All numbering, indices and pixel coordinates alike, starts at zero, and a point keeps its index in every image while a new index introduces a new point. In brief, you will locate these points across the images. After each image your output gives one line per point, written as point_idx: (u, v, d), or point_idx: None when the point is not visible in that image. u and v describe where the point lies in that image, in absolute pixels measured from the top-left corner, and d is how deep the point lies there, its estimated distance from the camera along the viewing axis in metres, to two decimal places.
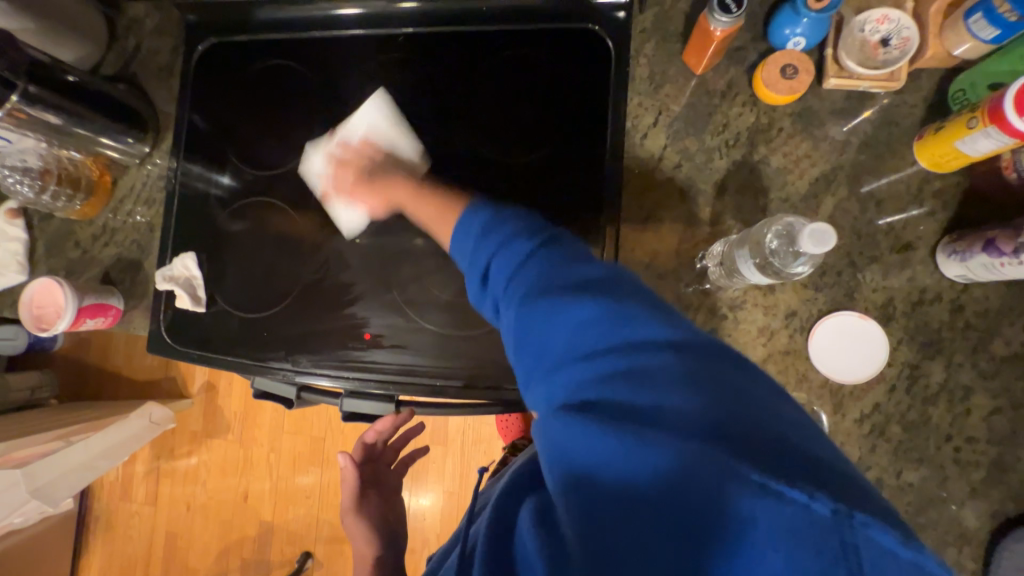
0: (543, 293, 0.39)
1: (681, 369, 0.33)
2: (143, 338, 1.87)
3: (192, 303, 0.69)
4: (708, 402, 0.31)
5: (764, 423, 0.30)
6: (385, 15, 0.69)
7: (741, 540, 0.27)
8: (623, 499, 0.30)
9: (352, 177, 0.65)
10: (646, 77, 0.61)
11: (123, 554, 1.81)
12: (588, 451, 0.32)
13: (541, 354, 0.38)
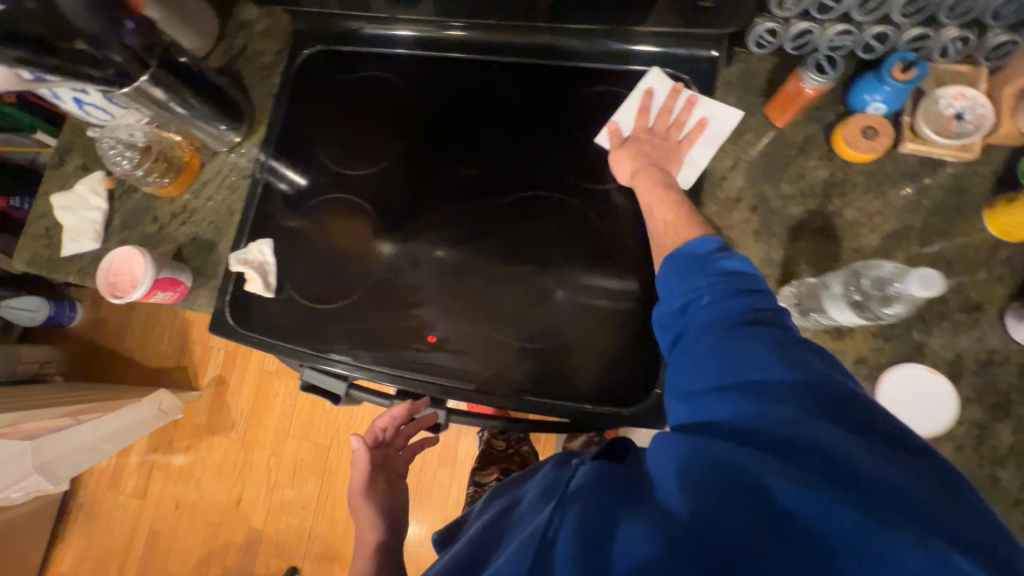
0: (718, 319, 0.48)
1: (826, 414, 0.40)
2: (160, 325, 1.86)
3: (263, 288, 0.70)
4: (858, 451, 0.38)
5: (898, 474, 0.37)
6: (483, 42, 0.73)
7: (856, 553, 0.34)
8: (757, 502, 0.37)
9: (635, 135, 0.66)
10: (727, 124, 0.65)
11: (100, 547, 1.73)
12: (733, 460, 0.39)
13: (700, 368, 0.46)
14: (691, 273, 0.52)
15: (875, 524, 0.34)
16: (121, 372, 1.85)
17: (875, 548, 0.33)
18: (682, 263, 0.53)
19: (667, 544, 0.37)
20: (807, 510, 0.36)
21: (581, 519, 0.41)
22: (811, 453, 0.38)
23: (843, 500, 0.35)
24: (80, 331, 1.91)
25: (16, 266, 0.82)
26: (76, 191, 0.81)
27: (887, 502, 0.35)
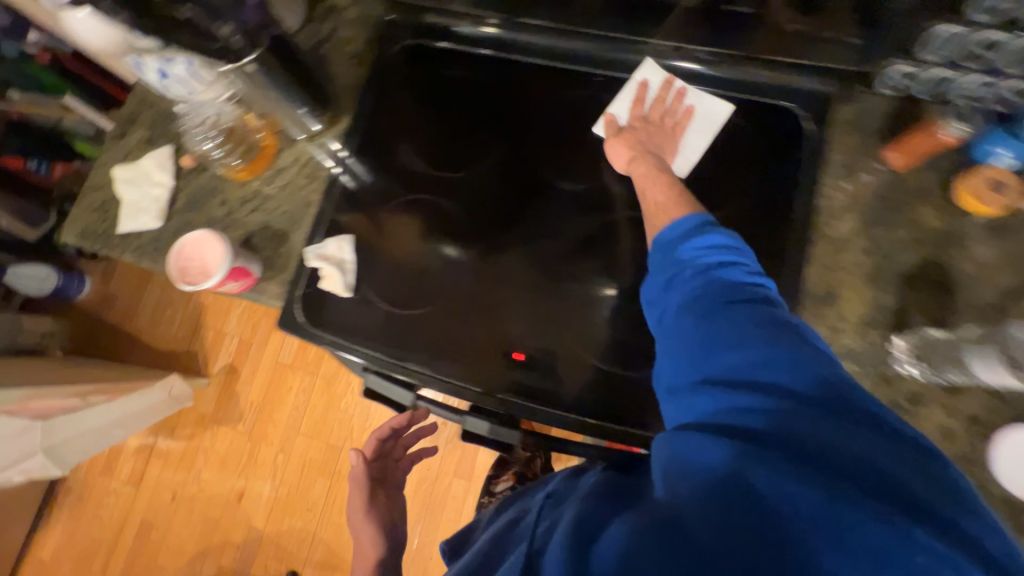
0: (702, 306, 0.50)
1: (805, 397, 0.42)
2: (170, 305, 1.78)
3: (342, 287, 0.67)
4: (829, 435, 0.39)
5: (877, 456, 0.38)
6: (589, 56, 0.72)
7: (826, 532, 0.35)
8: (731, 490, 0.39)
9: (632, 125, 0.70)
10: (841, 163, 0.64)
11: (87, 534, 1.65)
12: (712, 452, 0.42)
13: (685, 351, 0.49)
14: (678, 254, 0.54)
15: (847, 505, 0.35)
16: (126, 352, 1.77)
17: (841, 523, 0.35)
18: (670, 246, 0.56)
19: (653, 540, 0.40)
20: (782, 492, 0.37)
21: (577, 516, 0.47)
22: (786, 438, 0.40)
23: (815, 483, 0.37)
24: (86, 305, 1.83)
25: (67, 239, 0.77)
26: (140, 165, 0.77)
27: (853, 480, 0.37)
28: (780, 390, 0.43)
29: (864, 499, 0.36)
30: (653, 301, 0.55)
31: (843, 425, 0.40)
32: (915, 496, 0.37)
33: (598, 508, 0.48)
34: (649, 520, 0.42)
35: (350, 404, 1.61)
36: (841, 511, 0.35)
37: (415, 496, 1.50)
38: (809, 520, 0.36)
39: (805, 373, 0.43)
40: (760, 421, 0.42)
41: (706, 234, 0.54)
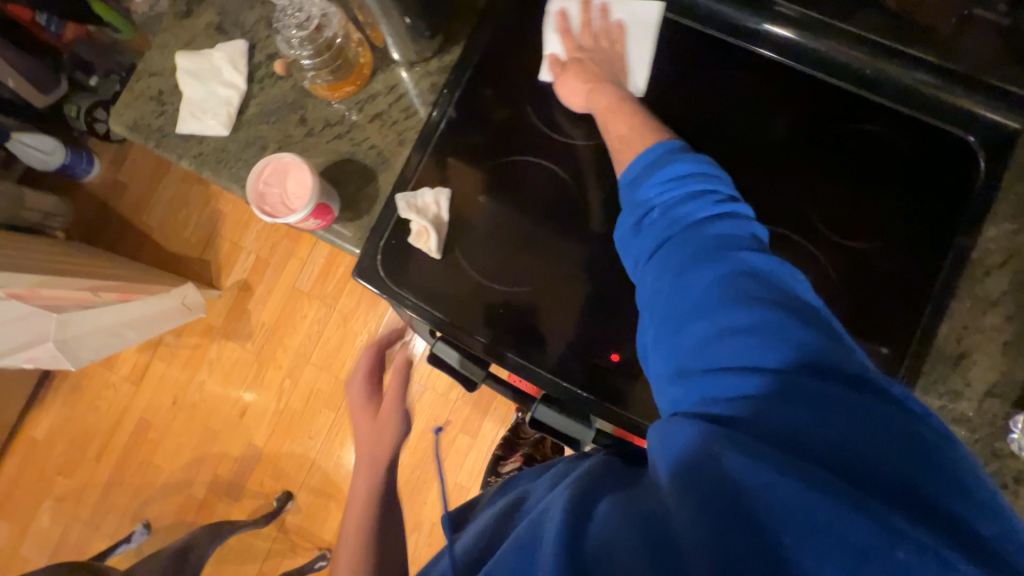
0: (672, 263, 0.44)
1: (768, 361, 0.38)
2: (184, 206, 1.66)
3: (434, 247, 0.61)
4: (800, 417, 0.35)
5: (850, 430, 0.34)
6: (752, 31, 0.64)
7: (795, 524, 0.30)
8: (692, 479, 0.35)
9: (574, 57, 0.64)
10: (1005, 216, 0.59)
11: (83, 423, 1.64)
12: (678, 439, 0.37)
13: (659, 316, 0.44)
14: (651, 195, 0.49)
15: (815, 493, 0.31)
16: (134, 247, 1.68)
17: (814, 512, 0.30)
18: (643, 184, 0.50)
19: (634, 541, 0.35)
20: (742, 478, 0.33)
21: (570, 497, 0.40)
22: (745, 411, 0.36)
23: (775, 464, 0.33)
24: (93, 188, 1.70)
25: (114, 127, 0.67)
26: (210, 56, 0.66)
27: (828, 465, 0.33)
28: (753, 360, 0.38)
29: (840, 488, 0.31)
30: (631, 256, 0.50)
31: (806, 394, 0.35)
32: (895, 477, 0.32)
33: (592, 492, 0.41)
34: (632, 514, 0.37)
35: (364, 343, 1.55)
36: (800, 498, 0.31)
37: (420, 445, 1.51)
38: (773, 513, 0.31)
39: (772, 331, 0.38)
40: (717, 393, 0.39)
41: (681, 169, 0.48)
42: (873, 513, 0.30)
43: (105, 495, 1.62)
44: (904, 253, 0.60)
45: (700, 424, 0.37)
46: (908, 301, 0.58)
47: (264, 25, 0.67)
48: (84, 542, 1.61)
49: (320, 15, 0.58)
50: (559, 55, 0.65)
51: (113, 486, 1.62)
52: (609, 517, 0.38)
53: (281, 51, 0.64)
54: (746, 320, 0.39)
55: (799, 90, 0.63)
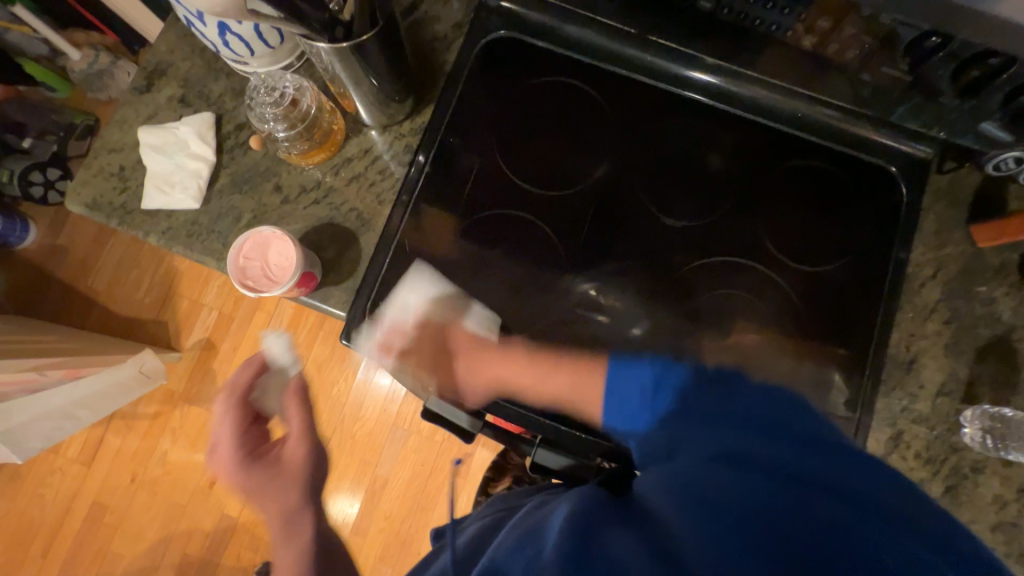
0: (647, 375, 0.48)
1: (742, 410, 0.44)
2: (136, 265, 1.57)
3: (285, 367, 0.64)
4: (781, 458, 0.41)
5: (812, 454, 0.41)
6: (697, 83, 0.70)
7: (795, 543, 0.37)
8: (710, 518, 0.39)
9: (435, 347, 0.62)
10: (931, 232, 0.66)
11: (26, 513, 1.48)
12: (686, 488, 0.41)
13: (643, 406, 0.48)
14: (627, 403, 0.49)
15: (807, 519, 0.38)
16: (79, 315, 1.56)
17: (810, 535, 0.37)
18: (616, 392, 0.50)
19: (654, 555, 0.37)
20: (747, 511, 0.38)
21: (580, 520, 0.41)
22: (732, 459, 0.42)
23: (762, 488, 0.40)
24: (29, 256, 1.58)
25: (71, 207, 0.65)
26: (174, 130, 0.65)
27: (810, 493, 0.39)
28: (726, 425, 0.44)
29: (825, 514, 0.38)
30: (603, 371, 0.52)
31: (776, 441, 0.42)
32: (858, 490, 0.40)
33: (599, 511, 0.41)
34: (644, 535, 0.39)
35: (341, 392, 1.50)
36: (789, 518, 0.38)
37: (406, 493, 1.45)
38: (781, 535, 0.37)
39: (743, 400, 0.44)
40: (700, 436, 0.44)
41: (638, 383, 0.48)
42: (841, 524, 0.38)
43: None
44: (850, 271, 0.67)
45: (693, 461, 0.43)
46: (859, 314, 0.65)
47: (230, 95, 0.68)
48: None
49: (295, 90, 0.62)
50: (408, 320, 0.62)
51: None
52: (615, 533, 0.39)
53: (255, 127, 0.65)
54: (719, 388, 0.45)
55: (742, 135, 0.70)
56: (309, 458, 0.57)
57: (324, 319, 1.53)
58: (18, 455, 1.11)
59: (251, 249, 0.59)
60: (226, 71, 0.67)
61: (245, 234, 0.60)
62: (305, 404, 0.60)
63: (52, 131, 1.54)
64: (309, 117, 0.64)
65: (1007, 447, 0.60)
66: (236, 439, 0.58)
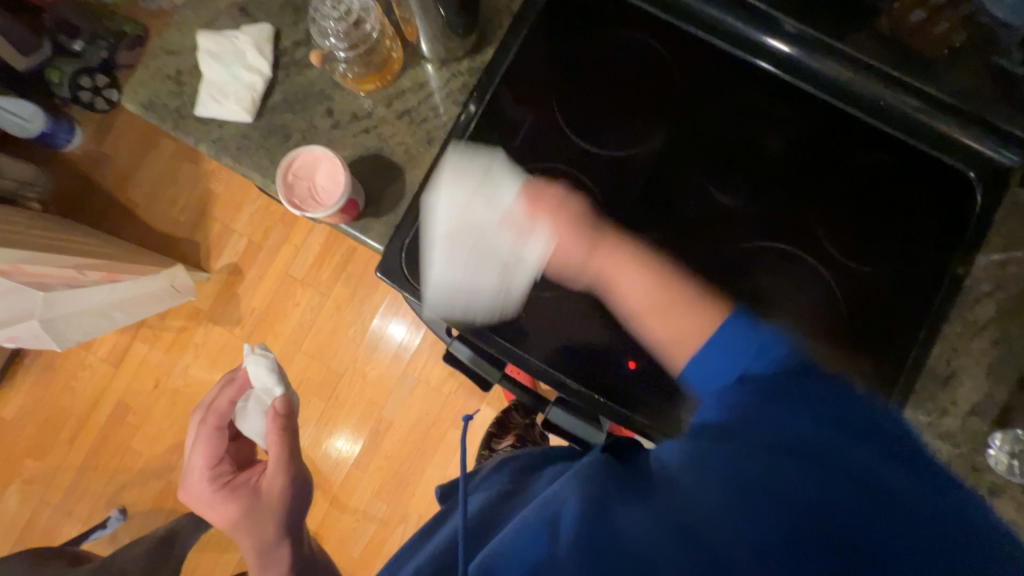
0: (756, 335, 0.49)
1: (788, 398, 0.45)
2: (172, 182, 1.60)
3: (268, 390, 0.88)
4: (838, 449, 0.43)
5: (864, 449, 0.43)
6: (776, 54, 0.66)
7: (833, 531, 0.38)
8: (751, 498, 0.40)
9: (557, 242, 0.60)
10: (999, 246, 0.63)
11: (57, 402, 1.58)
12: (735, 468, 0.42)
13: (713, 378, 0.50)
14: (722, 348, 0.50)
15: (852, 512, 0.39)
16: (117, 223, 1.60)
17: (851, 523, 0.39)
18: (715, 352, 0.51)
19: (670, 532, 0.39)
20: (789, 499, 0.40)
21: (582, 491, 0.44)
22: (787, 441, 0.43)
23: (793, 474, 0.41)
24: (75, 159, 1.62)
25: (126, 105, 0.65)
26: (233, 39, 0.64)
27: (857, 487, 0.40)
28: (803, 406, 0.45)
29: (869, 507, 0.39)
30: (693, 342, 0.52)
31: (844, 432, 0.44)
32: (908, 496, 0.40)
33: (611, 490, 0.45)
34: (663, 509, 0.41)
35: (357, 333, 1.54)
36: (819, 501, 0.39)
37: (408, 438, 1.50)
38: (816, 527, 0.38)
39: (801, 389, 0.45)
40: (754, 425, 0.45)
41: (738, 341, 0.49)
42: (870, 523, 0.39)
43: (78, 481, 1.56)
44: (900, 278, 0.64)
45: (735, 452, 0.43)
46: (901, 322, 0.63)
47: (290, 10, 0.66)
48: (53, 526, 1.55)
49: (361, 9, 0.60)
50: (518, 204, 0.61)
51: (86, 469, 1.56)
52: (630, 510, 0.41)
53: (317, 42, 0.62)
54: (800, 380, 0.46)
55: (815, 117, 0.67)
56: (274, 487, 0.86)
57: (349, 261, 1.54)
58: (56, 346, 1.17)
59: (300, 170, 0.60)
60: None
61: (289, 156, 0.59)
62: (275, 440, 0.86)
63: (102, 38, 1.55)
64: (372, 42, 0.62)
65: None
66: (209, 469, 0.87)
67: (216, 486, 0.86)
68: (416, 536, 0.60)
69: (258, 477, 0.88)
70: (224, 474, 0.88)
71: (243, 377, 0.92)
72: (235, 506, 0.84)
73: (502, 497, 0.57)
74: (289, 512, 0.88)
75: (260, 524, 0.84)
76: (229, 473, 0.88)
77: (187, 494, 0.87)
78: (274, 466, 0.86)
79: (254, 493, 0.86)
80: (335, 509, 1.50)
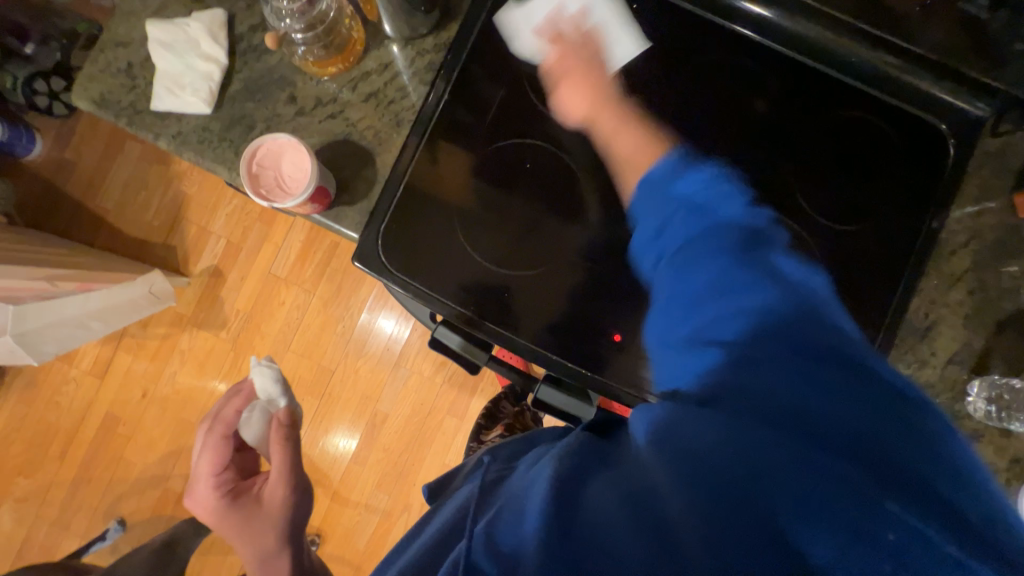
0: (703, 229, 0.49)
1: (753, 353, 0.43)
2: (142, 186, 1.55)
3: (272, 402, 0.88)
4: (803, 396, 0.40)
5: (833, 396, 0.39)
6: (748, 16, 0.65)
7: (794, 493, 0.35)
8: (702, 459, 0.39)
9: (568, 56, 0.64)
10: (971, 198, 0.64)
11: (43, 419, 1.55)
12: (692, 427, 0.41)
13: (676, 302, 0.49)
14: (659, 232, 0.52)
15: (815, 468, 0.36)
16: (89, 232, 1.56)
17: (817, 483, 0.35)
18: (661, 182, 0.53)
19: (625, 508, 0.39)
20: (742, 455, 0.38)
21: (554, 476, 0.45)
22: (742, 391, 0.41)
23: (748, 427, 0.39)
24: (37, 168, 1.56)
25: (77, 103, 0.62)
26: (185, 26, 0.61)
27: (821, 438, 0.38)
28: (760, 342, 0.43)
29: (836, 463, 0.36)
30: (647, 249, 0.54)
31: (812, 377, 0.40)
32: (884, 451, 0.37)
33: (580, 472, 0.45)
34: (622, 486, 0.41)
35: (346, 329, 1.52)
36: (782, 457, 0.37)
37: (405, 430, 1.50)
38: (773, 487, 0.36)
39: (767, 333, 0.43)
40: (708, 376, 0.44)
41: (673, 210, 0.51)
42: (834, 477, 0.36)
43: (73, 495, 1.54)
44: (878, 234, 0.64)
45: (691, 412, 0.42)
46: (880, 278, 0.63)
47: None
48: (52, 543, 1.53)
49: None
50: (543, 42, 0.65)
51: (80, 484, 1.54)
52: (596, 490, 0.42)
53: (272, 24, 0.59)
54: (758, 315, 0.44)
55: (790, 76, 0.66)
56: (281, 494, 0.81)
57: (332, 256, 1.52)
58: (33, 361, 1.13)
59: (267, 159, 0.58)
60: None
61: (253, 145, 0.57)
62: (284, 444, 0.83)
63: (55, 38, 1.48)
64: (330, 21, 0.59)
65: (1012, 417, 0.61)
66: (213, 476, 0.82)
67: (220, 493, 0.81)
68: (409, 530, 0.60)
69: (262, 485, 0.83)
70: (228, 480, 0.83)
71: (247, 388, 0.92)
72: (240, 514, 0.80)
73: (491, 481, 0.57)
74: (293, 520, 0.83)
75: (265, 532, 0.80)
76: (233, 481, 0.83)
77: (192, 500, 0.82)
78: (280, 472, 0.82)
79: (257, 501, 0.81)
80: (337, 504, 1.50)
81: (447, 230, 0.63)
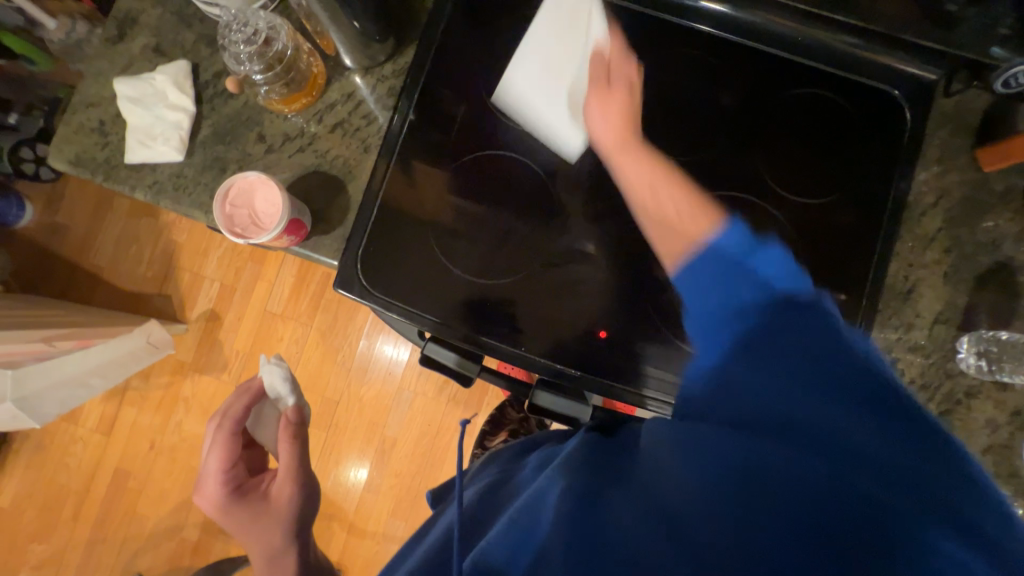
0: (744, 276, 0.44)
1: (783, 358, 0.41)
2: (133, 240, 1.57)
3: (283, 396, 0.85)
4: (847, 426, 0.38)
5: (878, 431, 0.37)
6: (697, 10, 0.67)
7: (835, 524, 0.34)
8: (733, 485, 0.38)
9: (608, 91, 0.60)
10: (935, 160, 0.65)
11: (53, 481, 1.54)
12: (726, 454, 0.40)
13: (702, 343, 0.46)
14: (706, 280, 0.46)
15: (858, 495, 0.35)
16: (84, 291, 1.57)
17: (867, 509, 0.34)
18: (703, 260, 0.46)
19: (649, 525, 0.38)
20: (780, 484, 0.37)
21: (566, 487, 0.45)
22: (775, 419, 0.40)
23: (789, 456, 0.38)
24: (29, 234, 1.59)
25: (55, 164, 0.64)
26: (151, 80, 0.64)
27: (865, 468, 0.36)
28: (794, 375, 0.41)
29: (881, 498, 0.35)
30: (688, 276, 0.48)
31: (856, 409, 0.38)
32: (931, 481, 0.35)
33: (593, 486, 0.45)
34: (645, 504, 0.40)
35: (346, 358, 1.52)
36: (818, 483, 0.36)
37: (415, 452, 1.49)
38: (810, 512, 0.35)
39: (819, 364, 0.40)
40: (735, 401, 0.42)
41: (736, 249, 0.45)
42: (876, 507, 0.35)
43: (89, 556, 1.52)
44: (849, 204, 0.65)
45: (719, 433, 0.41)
46: (856, 246, 0.64)
47: (205, 42, 0.65)
48: None
49: (269, 28, 0.60)
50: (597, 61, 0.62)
51: (96, 544, 1.53)
52: (618, 503, 0.42)
53: (230, 69, 0.62)
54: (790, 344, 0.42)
55: (743, 61, 0.67)
56: (291, 490, 0.76)
57: (326, 287, 1.53)
58: (34, 423, 1.14)
59: (238, 197, 0.59)
60: (197, 11, 0.65)
61: (224, 186, 0.59)
62: (294, 436, 0.78)
63: (37, 106, 1.52)
64: (289, 60, 0.61)
65: (1002, 370, 0.61)
66: (221, 471, 0.75)
67: (228, 489, 0.75)
68: (406, 543, 0.59)
69: (270, 481, 0.78)
70: (237, 477, 0.76)
71: (256, 385, 0.85)
72: (248, 512, 0.74)
73: (491, 489, 0.59)
74: (302, 519, 0.77)
75: (273, 530, 0.74)
76: (241, 478, 0.77)
77: (200, 498, 0.76)
78: (289, 468, 0.77)
79: (266, 498, 0.76)
80: (354, 536, 1.49)
81: (429, 249, 0.64)
